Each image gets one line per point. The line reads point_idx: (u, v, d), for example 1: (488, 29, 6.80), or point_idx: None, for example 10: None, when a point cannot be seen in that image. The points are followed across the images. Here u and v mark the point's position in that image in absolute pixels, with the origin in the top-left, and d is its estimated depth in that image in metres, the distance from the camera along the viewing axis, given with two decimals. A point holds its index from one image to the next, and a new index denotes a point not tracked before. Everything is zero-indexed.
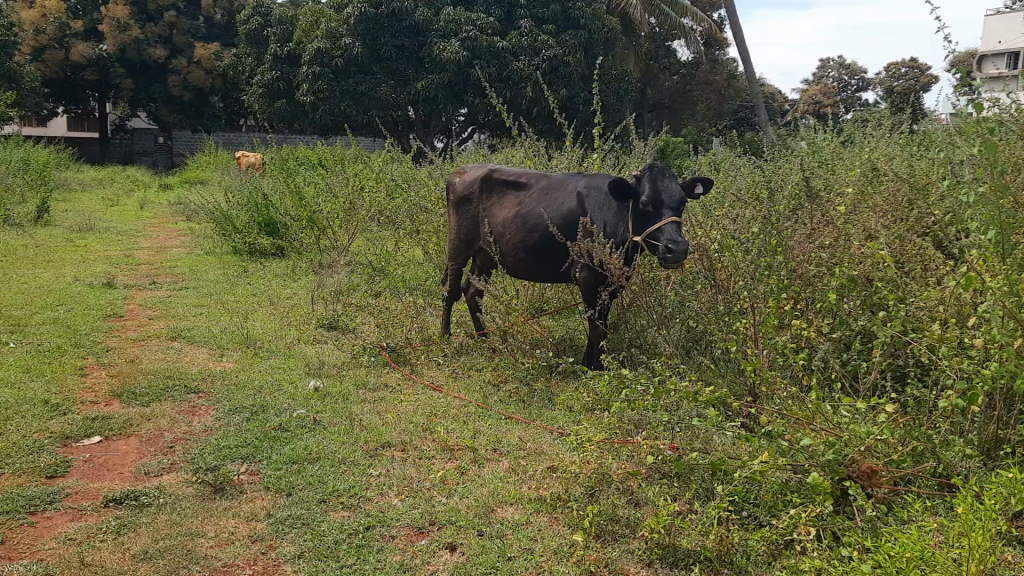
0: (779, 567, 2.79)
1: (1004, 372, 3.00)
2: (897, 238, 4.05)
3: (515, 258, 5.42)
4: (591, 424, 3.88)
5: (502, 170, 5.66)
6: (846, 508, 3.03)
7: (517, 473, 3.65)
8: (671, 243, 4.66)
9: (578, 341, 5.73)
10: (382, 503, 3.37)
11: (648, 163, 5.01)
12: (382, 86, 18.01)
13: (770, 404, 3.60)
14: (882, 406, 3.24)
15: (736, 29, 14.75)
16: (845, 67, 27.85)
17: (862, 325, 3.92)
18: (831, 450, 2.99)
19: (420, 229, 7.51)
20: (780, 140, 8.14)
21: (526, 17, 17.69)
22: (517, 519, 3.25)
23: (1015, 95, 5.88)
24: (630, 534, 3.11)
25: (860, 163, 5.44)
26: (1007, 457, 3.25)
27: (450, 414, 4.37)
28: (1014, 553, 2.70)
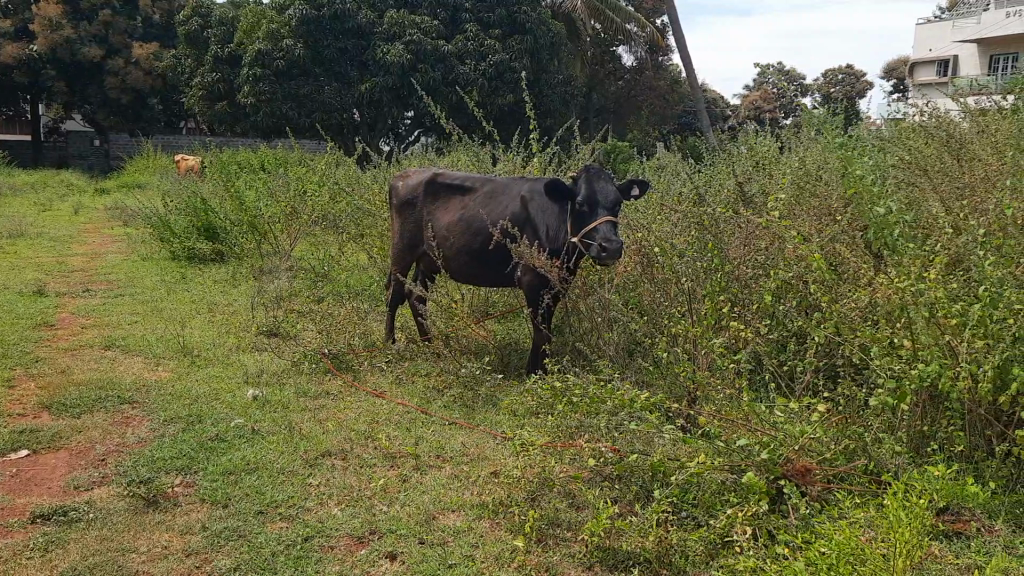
0: (716, 567, 2.82)
1: (929, 371, 3.13)
2: (829, 241, 4.19)
3: (460, 261, 5.40)
4: (534, 428, 3.89)
5: (445, 173, 5.62)
6: (781, 506, 3.09)
7: (460, 479, 3.63)
8: (605, 241, 4.76)
9: (522, 344, 5.74)
10: (321, 513, 3.32)
11: (586, 164, 5.09)
12: (325, 89, 17.82)
13: (709, 404, 3.66)
14: (815, 405, 3.33)
15: (679, 35, 15.00)
16: (784, 74, 28.64)
17: (797, 326, 4.04)
18: (767, 450, 3.05)
19: (364, 234, 7.45)
20: (720, 145, 8.30)
21: (471, 21, 17.74)
22: (458, 526, 3.23)
23: (940, 102, 6.12)
24: (572, 537, 3.13)
25: (796, 167, 5.59)
26: (933, 453, 3.38)
27: (393, 421, 4.33)
28: (941, 548, 2.80)
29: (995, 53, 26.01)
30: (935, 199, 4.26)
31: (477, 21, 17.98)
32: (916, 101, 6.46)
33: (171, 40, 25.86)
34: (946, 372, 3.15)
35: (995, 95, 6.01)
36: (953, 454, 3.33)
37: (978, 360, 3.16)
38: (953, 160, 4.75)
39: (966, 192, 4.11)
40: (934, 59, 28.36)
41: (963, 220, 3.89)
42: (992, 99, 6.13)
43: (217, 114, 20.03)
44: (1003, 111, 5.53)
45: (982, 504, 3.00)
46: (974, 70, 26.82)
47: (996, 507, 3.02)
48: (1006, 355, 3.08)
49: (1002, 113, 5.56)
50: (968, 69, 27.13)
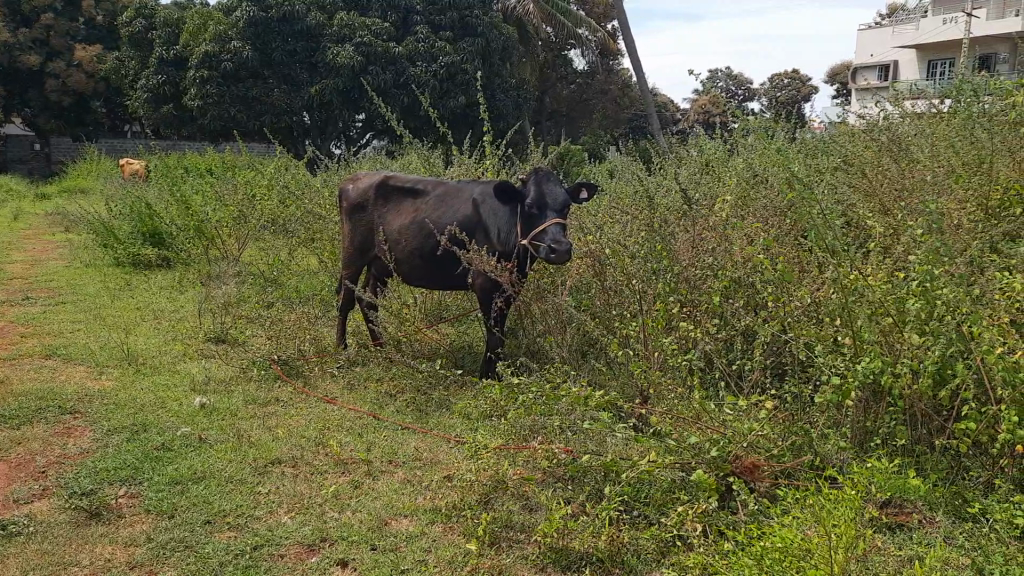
0: (667, 564, 2.85)
1: (873, 368, 3.20)
2: (775, 242, 4.28)
3: (412, 265, 5.36)
4: (487, 431, 3.88)
5: (397, 177, 5.59)
6: (730, 503, 3.13)
7: (412, 484, 3.61)
8: (555, 243, 4.77)
9: (476, 348, 5.73)
10: (271, 521, 3.27)
11: (535, 167, 5.10)
12: (274, 92, 17.58)
13: (660, 403, 3.70)
14: (763, 403, 3.39)
15: (629, 39, 15.15)
16: (732, 78, 29.18)
17: (744, 325, 4.11)
18: (716, 447, 3.09)
19: (315, 238, 7.36)
20: (670, 148, 8.42)
21: (422, 24, 17.70)
22: (411, 531, 3.21)
23: (880, 106, 6.29)
24: (525, 539, 3.13)
25: (743, 170, 5.70)
26: (878, 447, 3.46)
27: (344, 426, 4.29)
28: (885, 540, 2.86)
29: (933, 58, 26.82)
30: (877, 200, 4.36)
31: (428, 24, 17.92)
32: (857, 105, 6.63)
33: (114, 42, 25.30)
34: (889, 368, 3.22)
35: (933, 99, 6.19)
36: (896, 448, 3.41)
37: (919, 356, 3.24)
38: (893, 163, 4.88)
39: (905, 193, 4.22)
40: (875, 64, 29.13)
41: (902, 220, 4.00)
42: (930, 103, 6.31)
43: (163, 117, 19.62)
44: (940, 114, 5.70)
45: (924, 496, 3.08)
46: (914, 75, 27.61)
47: (936, 499, 3.11)
48: (945, 351, 3.17)
49: (939, 117, 5.74)
50: (907, 73, 27.93)
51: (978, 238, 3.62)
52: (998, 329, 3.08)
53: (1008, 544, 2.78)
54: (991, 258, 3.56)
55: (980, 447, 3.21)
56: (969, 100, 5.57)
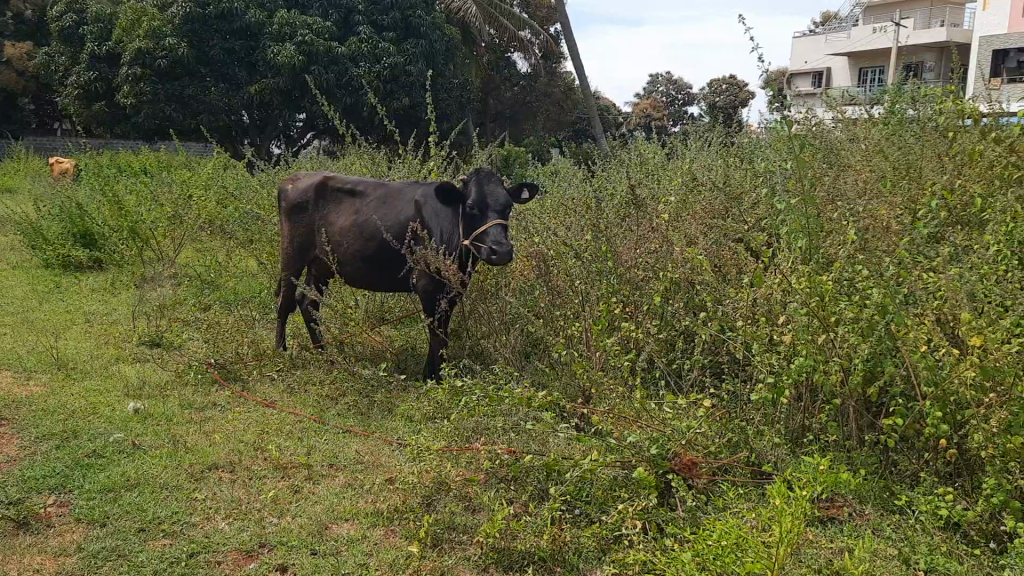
0: (608, 562, 2.89)
1: (805, 366, 3.30)
2: (713, 244, 4.37)
3: (354, 267, 5.31)
4: (430, 433, 3.86)
5: (337, 177, 5.52)
6: (669, 500, 3.18)
7: (353, 488, 3.57)
8: (496, 244, 4.78)
9: (419, 349, 5.70)
10: (207, 528, 3.20)
11: (476, 168, 5.11)
12: (212, 90, 17.20)
13: (602, 402, 3.74)
14: (701, 401, 3.46)
15: (571, 42, 15.25)
16: (673, 83, 29.80)
17: (684, 325, 4.19)
18: (656, 445, 3.14)
19: (254, 239, 7.24)
20: (612, 151, 8.52)
21: (364, 23, 17.56)
22: (352, 535, 3.18)
23: (813, 112, 6.48)
24: (467, 541, 3.12)
25: (683, 173, 5.80)
26: (811, 443, 3.56)
27: (283, 431, 4.22)
28: (817, 533, 2.95)
29: (864, 66, 27.67)
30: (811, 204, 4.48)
31: (371, 24, 17.77)
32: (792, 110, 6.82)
33: (44, 38, 24.43)
34: (821, 365, 3.32)
35: (864, 105, 6.40)
36: (829, 444, 3.51)
37: (850, 354, 3.35)
38: (826, 167, 5.02)
39: (837, 197, 4.36)
40: (810, 70, 29.88)
41: (833, 223, 4.13)
42: (861, 109, 6.52)
43: (94, 114, 19.02)
44: (871, 120, 5.89)
45: (854, 490, 3.19)
46: (845, 82, 28.47)
47: (866, 492, 3.21)
48: (874, 349, 3.28)
49: (870, 123, 5.93)
50: (839, 80, 28.74)
51: (906, 239, 3.76)
52: (923, 327, 3.21)
53: (932, 535, 2.89)
54: (918, 258, 3.71)
55: (906, 442, 3.34)
56: (899, 106, 5.77)
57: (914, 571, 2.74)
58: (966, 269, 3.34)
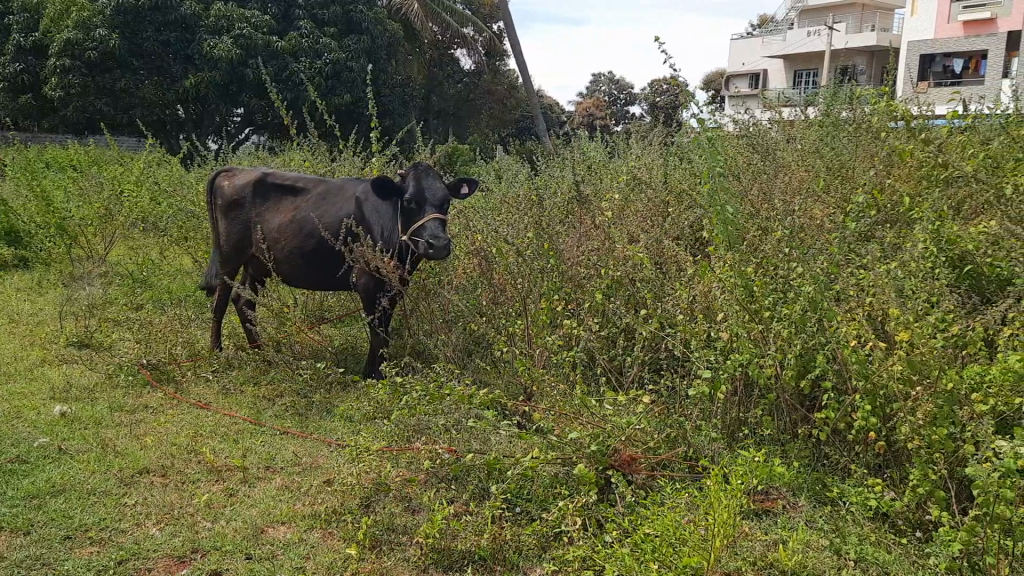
0: (548, 559, 2.90)
1: (741, 361, 3.36)
2: (653, 242, 4.44)
3: (292, 265, 5.22)
4: (369, 432, 3.82)
5: (276, 173, 5.41)
6: (609, 496, 3.20)
7: (290, 490, 3.51)
8: (433, 239, 4.74)
9: (359, 348, 5.64)
10: (137, 534, 3.11)
11: (415, 162, 5.06)
12: (145, 83, 16.71)
13: (543, 400, 3.74)
14: (640, 397, 3.50)
15: (515, 40, 15.27)
16: (615, 83, 30.11)
17: (625, 323, 4.23)
18: (596, 441, 3.16)
19: (189, 236, 7.05)
20: (556, 149, 8.57)
21: (305, 18, 17.31)
22: (289, 538, 3.12)
23: (751, 113, 6.61)
24: (407, 541, 3.10)
25: (625, 171, 5.86)
26: (747, 437, 3.62)
27: (219, 433, 4.12)
28: (752, 526, 3.01)
29: (799, 68, 28.39)
30: (747, 203, 4.58)
31: (311, 18, 17.47)
32: (730, 111, 6.95)
33: None
34: (756, 360, 3.39)
35: (799, 107, 6.57)
36: (764, 437, 3.58)
37: (784, 349, 3.42)
38: (763, 167, 5.14)
39: (773, 196, 4.46)
40: (747, 72, 30.52)
41: (770, 221, 4.23)
42: (796, 111, 6.68)
43: (21, 107, 18.30)
44: (807, 121, 6.02)
45: (787, 483, 3.27)
46: (781, 84, 29.15)
47: (799, 485, 3.30)
48: (806, 345, 3.36)
49: (806, 125, 6.06)
50: (775, 81, 29.42)
51: (837, 237, 3.86)
52: (853, 322, 3.29)
53: (862, 526, 2.97)
54: (849, 256, 3.80)
55: (838, 434, 3.42)
56: (832, 107, 5.91)
57: (844, 561, 2.81)
58: (894, 265, 3.44)
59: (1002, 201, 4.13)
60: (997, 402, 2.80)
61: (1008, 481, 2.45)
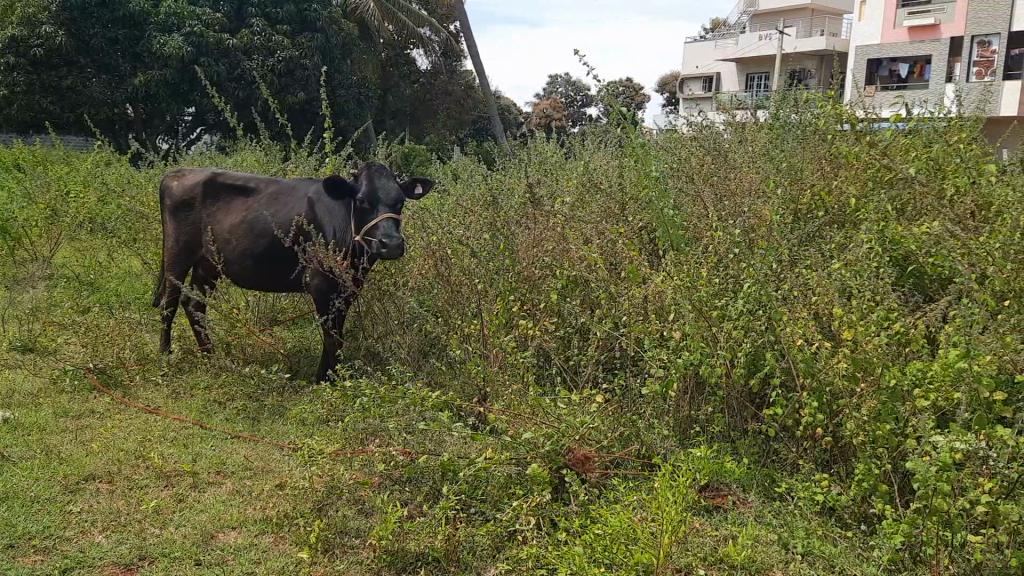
0: (502, 559, 2.90)
1: (692, 360, 3.40)
2: (607, 242, 4.48)
3: (243, 266, 5.14)
4: (322, 435, 3.79)
5: (226, 173, 5.33)
6: (563, 495, 3.21)
7: (242, 495, 3.46)
8: (386, 238, 4.71)
9: (313, 350, 5.59)
10: (82, 542, 3.04)
11: (368, 161, 5.02)
12: (92, 81, 16.29)
13: (499, 400, 3.75)
14: (594, 397, 3.52)
15: (471, 39, 15.25)
16: (572, 85, 30.28)
17: (580, 323, 4.27)
18: (550, 442, 3.18)
19: (137, 238, 6.91)
20: (513, 150, 8.60)
21: (257, 16, 17.08)
22: (240, 543, 3.08)
23: (703, 115, 6.71)
24: (360, 544, 3.07)
25: (580, 173, 5.91)
26: (698, 435, 3.67)
27: (168, 437, 4.05)
28: (703, 522, 3.06)
29: (752, 71, 28.86)
30: (699, 203, 4.65)
31: (264, 16, 17.27)
32: (683, 114, 7.05)
33: None
34: (707, 358, 3.43)
35: (750, 109, 6.68)
36: (715, 434, 3.63)
37: (734, 347, 3.47)
38: (715, 169, 5.22)
39: (725, 197, 4.54)
40: (701, 75, 30.92)
41: (722, 221, 4.30)
42: (747, 113, 6.79)
43: None
44: (757, 124, 6.11)
45: (738, 479, 3.33)
46: (735, 87, 29.58)
47: (749, 481, 3.36)
48: (755, 343, 3.42)
49: (756, 127, 6.15)
50: (729, 84, 29.85)
51: (786, 238, 3.95)
52: (799, 321, 3.35)
53: (809, 520, 3.03)
54: (797, 256, 3.88)
55: (786, 431, 3.48)
56: (782, 110, 6.03)
57: (792, 555, 2.87)
58: (838, 265, 3.52)
59: (943, 201, 4.25)
60: (936, 398, 2.87)
61: (945, 474, 2.53)
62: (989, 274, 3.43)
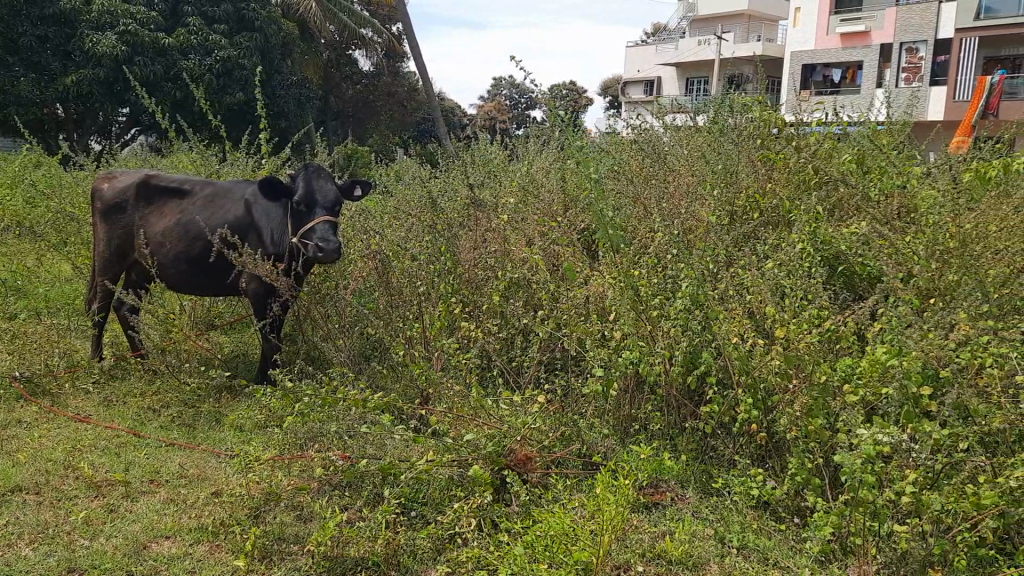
0: (443, 561, 2.90)
1: (632, 359, 3.44)
2: (549, 243, 4.51)
3: (177, 270, 5.03)
4: (260, 441, 3.73)
5: (159, 175, 5.20)
6: (505, 496, 3.22)
7: (176, 503, 3.38)
8: (322, 242, 4.65)
9: (251, 354, 5.50)
10: (8, 555, 2.94)
11: (305, 162, 4.96)
12: (21, 80, 15.44)
13: (441, 402, 3.75)
14: (535, 397, 3.55)
15: (415, 41, 15.19)
16: (515, 87, 30.40)
17: (523, 324, 4.29)
18: (493, 442, 3.18)
19: (68, 241, 6.70)
20: (456, 151, 8.60)
21: (194, 14, 16.70)
22: (173, 553, 3.01)
23: (643, 118, 6.81)
24: (298, 550, 3.04)
25: (522, 175, 5.94)
26: (638, 432, 3.72)
27: (99, 446, 3.94)
28: (642, 519, 3.10)
29: (691, 76, 29.37)
30: (640, 206, 4.72)
31: (201, 14, 16.91)
32: (624, 117, 7.15)
33: None
34: (646, 358, 3.47)
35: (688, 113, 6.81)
36: (655, 432, 3.68)
37: (672, 346, 3.51)
38: (654, 172, 5.31)
39: (664, 199, 4.62)
40: (642, 79, 31.33)
41: (661, 222, 4.37)
42: (686, 117, 6.92)
43: None
44: (695, 127, 6.23)
45: (676, 476, 3.39)
46: (675, 91, 30.04)
47: (687, 478, 3.42)
48: (694, 342, 3.47)
49: (694, 130, 6.27)
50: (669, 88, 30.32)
51: (722, 239, 4.03)
52: (734, 320, 3.42)
53: (744, 514, 3.10)
54: (733, 256, 3.96)
55: (723, 428, 3.55)
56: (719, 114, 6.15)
57: (727, 549, 2.93)
58: (772, 265, 3.60)
59: (871, 202, 4.40)
60: (865, 393, 2.94)
61: (871, 467, 2.61)
62: (914, 273, 3.55)
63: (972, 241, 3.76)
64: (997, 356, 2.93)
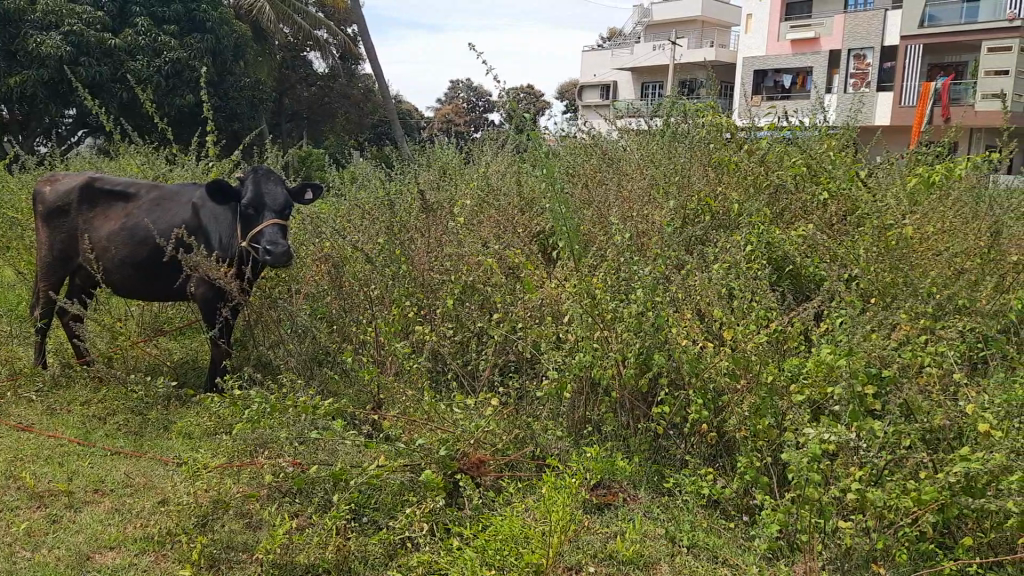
0: (394, 566, 2.89)
1: (584, 362, 3.46)
2: (503, 247, 4.51)
3: (123, 275, 4.93)
4: (209, 448, 3.67)
5: (105, 178, 5.10)
6: (458, 500, 3.22)
7: (122, 513, 3.31)
8: (271, 245, 4.59)
9: (201, 360, 5.41)
10: None
11: (254, 165, 4.90)
12: None
13: (395, 407, 3.73)
14: (489, 400, 3.55)
15: (370, 44, 15.08)
16: (473, 90, 30.39)
17: (477, 327, 4.29)
18: (445, 446, 3.17)
19: (10, 246, 6.52)
20: (413, 154, 8.56)
21: (142, 15, 16.39)
22: (118, 563, 2.95)
23: (598, 122, 6.86)
24: (247, 558, 2.99)
25: (478, 179, 5.93)
26: (592, 433, 3.74)
27: (41, 456, 3.84)
28: (594, 520, 3.12)
29: (647, 80, 29.66)
30: (593, 209, 4.75)
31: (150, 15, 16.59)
32: (580, 120, 7.19)
33: None
34: (598, 360, 3.49)
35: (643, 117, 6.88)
36: (608, 433, 3.71)
37: (624, 349, 3.54)
38: (608, 176, 5.35)
39: (617, 203, 4.65)
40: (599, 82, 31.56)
41: (614, 225, 4.40)
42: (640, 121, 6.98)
43: None
44: (649, 131, 6.29)
45: (628, 476, 3.42)
46: (631, 95, 30.33)
47: (639, 478, 3.45)
48: (645, 344, 3.50)
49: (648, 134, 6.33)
50: (626, 92, 30.58)
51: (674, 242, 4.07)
52: (685, 322, 3.46)
53: (694, 513, 3.14)
54: (685, 259, 4.01)
55: (674, 429, 3.59)
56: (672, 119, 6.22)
57: (677, 548, 2.97)
58: (722, 268, 3.65)
59: (819, 205, 4.48)
60: (811, 392, 3.00)
61: (816, 465, 2.65)
62: (858, 275, 3.63)
63: (913, 243, 3.86)
64: (935, 356, 3.01)
